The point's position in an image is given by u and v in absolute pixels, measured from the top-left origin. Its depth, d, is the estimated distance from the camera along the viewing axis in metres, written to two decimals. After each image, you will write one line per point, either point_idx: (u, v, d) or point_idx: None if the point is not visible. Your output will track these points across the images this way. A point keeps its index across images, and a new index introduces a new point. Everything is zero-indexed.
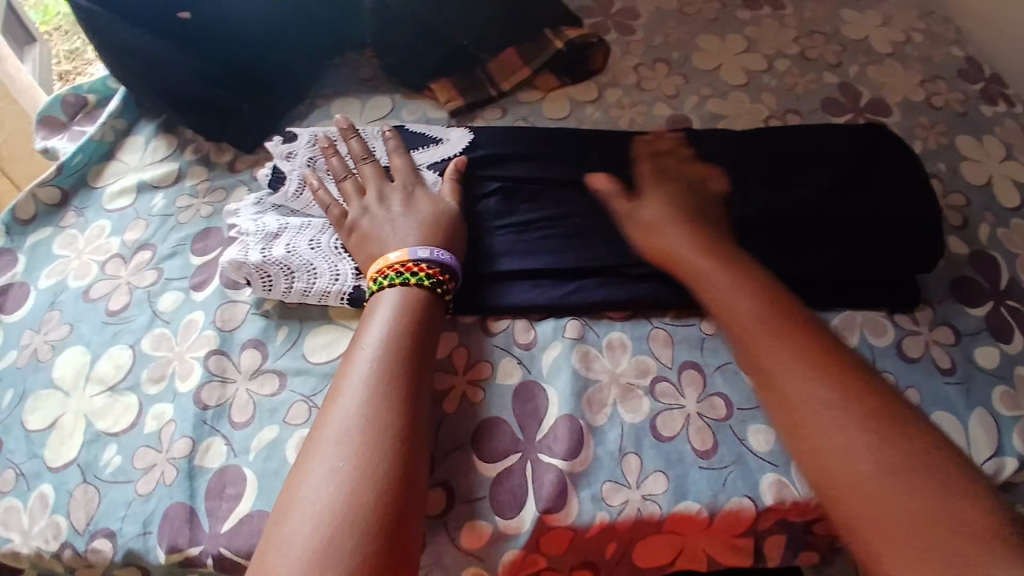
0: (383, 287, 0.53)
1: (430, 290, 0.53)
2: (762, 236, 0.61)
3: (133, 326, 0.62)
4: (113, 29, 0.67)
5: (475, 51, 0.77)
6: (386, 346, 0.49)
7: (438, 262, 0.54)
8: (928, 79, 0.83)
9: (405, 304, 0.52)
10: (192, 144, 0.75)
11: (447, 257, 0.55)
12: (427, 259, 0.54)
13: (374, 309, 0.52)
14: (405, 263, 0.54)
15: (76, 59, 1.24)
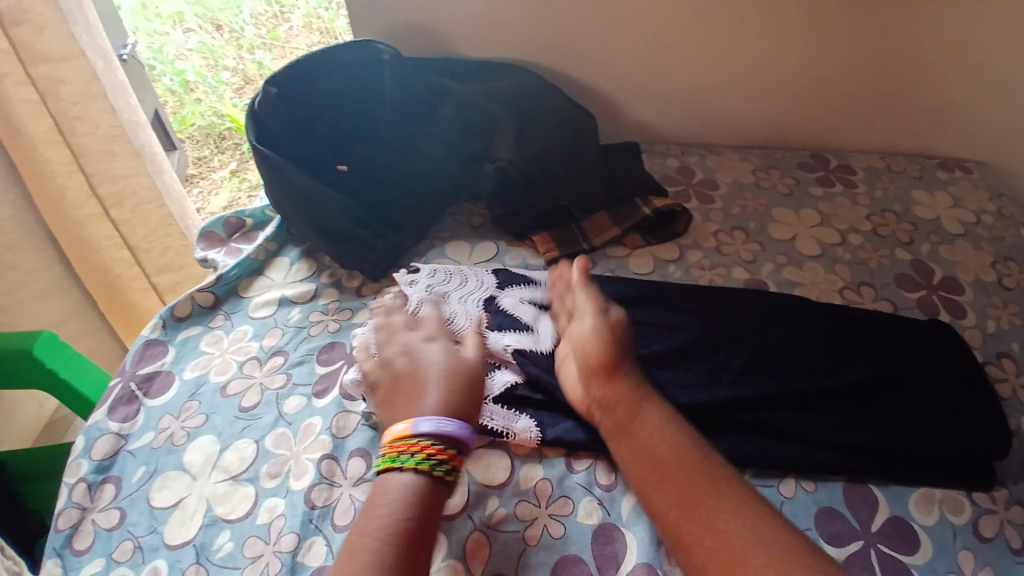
0: (389, 466, 0.55)
1: (435, 475, 0.54)
2: (835, 408, 0.64)
3: (260, 423, 0.71)
4: (287, 172, 0.82)
5: (573, 211, 0.88)
6: (405, 512, 0.52)
7: (440, 436, 0.56)
8: (1000, 260, 0.86)
9: (410, 486, 0.53)
10: (328, 269, 0.88)
11: (450, 427, 0.57)
12: (430, 433, 0.56)
13: (383, 489, 0.54)
14: (411, 437, 0.55)
15: (203, 164, 1.59)
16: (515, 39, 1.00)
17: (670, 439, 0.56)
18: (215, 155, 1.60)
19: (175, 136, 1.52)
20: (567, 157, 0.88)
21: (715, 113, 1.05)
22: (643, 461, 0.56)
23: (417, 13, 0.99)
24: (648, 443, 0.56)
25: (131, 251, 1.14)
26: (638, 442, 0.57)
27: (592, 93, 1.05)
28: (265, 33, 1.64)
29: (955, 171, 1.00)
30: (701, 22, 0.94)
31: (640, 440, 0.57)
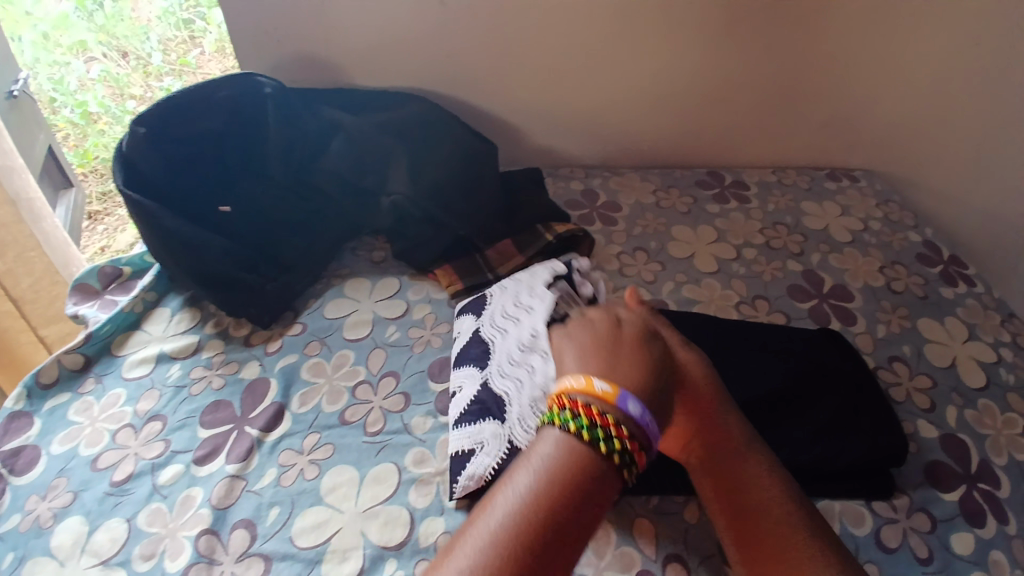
0: (563, 425, 0.41)
1: (606, 453, 0.39)
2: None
3: (133, 498, 0.64)
4: (160, 219, 0.76)
5: (475, 240, 0.86)
6: (559, 478, 0.38)
7: (642, 427, 0.42)
8: (887, 264, 0.90)
9: (563, 448, 0.39)
10: (213, 319, 0.82)
11: (652, 425, 0.43)
12: (632, 416, 0.42)
13: (539, 449, 0.40)
14: (603, 409, 0.41)
15: (107, 199, 1.49)
16: (411, 68, 0.98)
17: (752, 491, 0.48)
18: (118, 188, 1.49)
19: (72, 173, 1.40)
20: (465, 186, 0.87)
21: (616, 135, 1.06)
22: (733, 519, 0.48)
23: (304, 43, 0.95)
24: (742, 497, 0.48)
25: (15, 303, 1.10)
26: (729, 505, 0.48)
27: (493, 120, 1.04)
28: (175, 59, 1.49)
29: (842, 180, 1.06)
30: (592, 48, 0.95)
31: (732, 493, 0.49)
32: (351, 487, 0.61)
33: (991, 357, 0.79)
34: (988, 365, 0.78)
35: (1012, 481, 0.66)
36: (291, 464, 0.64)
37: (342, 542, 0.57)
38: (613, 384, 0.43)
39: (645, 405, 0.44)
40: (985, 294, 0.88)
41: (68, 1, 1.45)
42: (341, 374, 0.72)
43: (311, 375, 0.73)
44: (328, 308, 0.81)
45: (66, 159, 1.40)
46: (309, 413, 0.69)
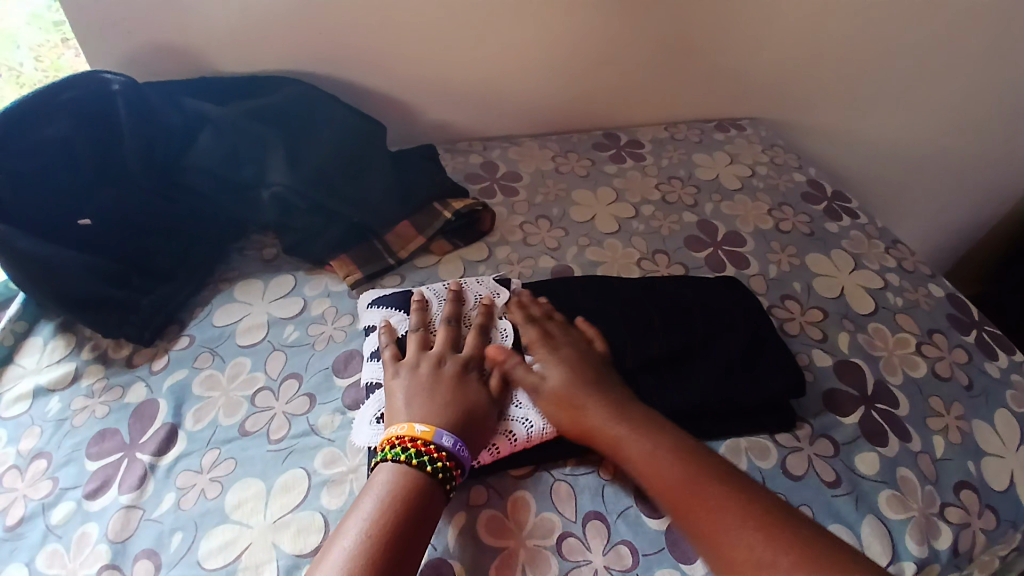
0: (395, 457, 0.55)
1: (432, 476, 0.54)
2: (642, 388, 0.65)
3: (29, 542, 0.58)
4: (11, 241, 0.69)
5: (371, 226, 0.83)
6: (402, 492, 0.52)
7: (455, 454, 0.55)
8: (775, 207, 0.94)
9: (399, 480, 0.53)
10: (91, 342, 0.75)
11: (465, 450, 0.56)
12: (447, 447, 0.55)
13: (376, 481, 0.54)
14: (428, 443, 0.55)
15: None
16: (283, 50, 0.91)
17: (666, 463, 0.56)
18: None
19: None
20: (352, 169, 0.84)
21: (509, 103, 1.04)
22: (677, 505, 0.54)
23: (159, 31, 0.87)
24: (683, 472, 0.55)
25: None
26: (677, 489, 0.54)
27: (381, 98, 1.00)
28: None
29: (730, 130, 1.09)
30: (472, 16, 0.92)
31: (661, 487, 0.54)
32: (259, 499, 0.58)
33: (878, 283, 0.85)
34: (875, 291, 0.84)
35: (902, 396, 0.72)
36: (191, 485, 0.60)
37: (254, 557, 0.54)
38: (436, 424, 0.57)
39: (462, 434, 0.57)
40: (869, 225, 0.94)
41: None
42: (237, 385, 0.68)
43: (204, 389, 0.68)
44: (217, 315, 0.76)
45: None
46: (205, 430, 0.64)
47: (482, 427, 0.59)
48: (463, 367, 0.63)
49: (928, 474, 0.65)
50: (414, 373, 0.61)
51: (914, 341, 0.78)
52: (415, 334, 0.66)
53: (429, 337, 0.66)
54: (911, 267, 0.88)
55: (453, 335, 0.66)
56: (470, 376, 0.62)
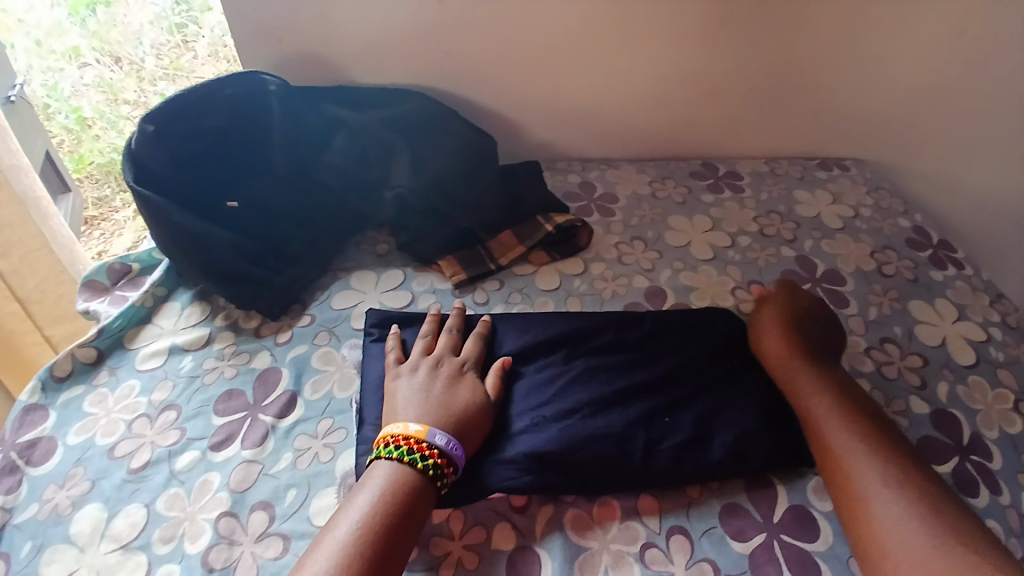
0: (390, 455, 0.57)
1: (426, 475, 0.57)
2: (696, 375, 0.69)
3: (150, 484, 0.65)
4: (170, 214, 0.78)
5: (477, 232, 0.88)
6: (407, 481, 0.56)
7: (449, 453, 0.58)
8: (878, 249, 0.93)
9: (396, 476, 0.56)
10: (223, 311, 0.84)
11: (460, 448, 0.59)
12: (441, 445, 0.58)
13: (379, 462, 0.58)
14: (421, 441, 0.58)
15: (103, 206, 1.57)
16: (408, 64, 0.99)
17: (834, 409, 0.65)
18: (115, 194, 1.57)
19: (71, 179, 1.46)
20: (464, 177, 0.89)
21: (610, 128, 1.08)
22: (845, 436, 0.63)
23: (304, 41, 0.97)
24: (840, 444, 0.62)
25: (21, 304, 1.19)
26: (838, 454, 0.61)
27: (492, 115, 1.06)
28: (168, 64, 1.45)
29: (833, 169, 1.08)
30: (587, 42, 0.97)
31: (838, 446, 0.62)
32: None
33: (982, 336, 0.81)
34: (979, 343, 0.81)
35: (1004, 453, 0.69)
36: (305, 448, 0.66)
37: None
38: (428, 423, 0.59)
39: (455, 435, 0.60)
40: (975, 276, 0.90)
41: (61, 8, 1.39)
42: (350, 362, 0.75)
43: (321, 363, 0.75)
44: (334, 299, 0.83)
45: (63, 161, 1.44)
46: (321, 400, 0.71)
47: (471, 429, 0.61)
48: (458, 368, 0.67)
49: (1018, 528, 0.63)
50: (411, 370, 0.66)
51: (1018, 399, 0.75)
52: (445, 335, 0.72)
53: (433, 342, 0.71)
54: (1018, 324, 0.84)
55: (455, 340, 0.71)
56: (464, 376, 0.66)
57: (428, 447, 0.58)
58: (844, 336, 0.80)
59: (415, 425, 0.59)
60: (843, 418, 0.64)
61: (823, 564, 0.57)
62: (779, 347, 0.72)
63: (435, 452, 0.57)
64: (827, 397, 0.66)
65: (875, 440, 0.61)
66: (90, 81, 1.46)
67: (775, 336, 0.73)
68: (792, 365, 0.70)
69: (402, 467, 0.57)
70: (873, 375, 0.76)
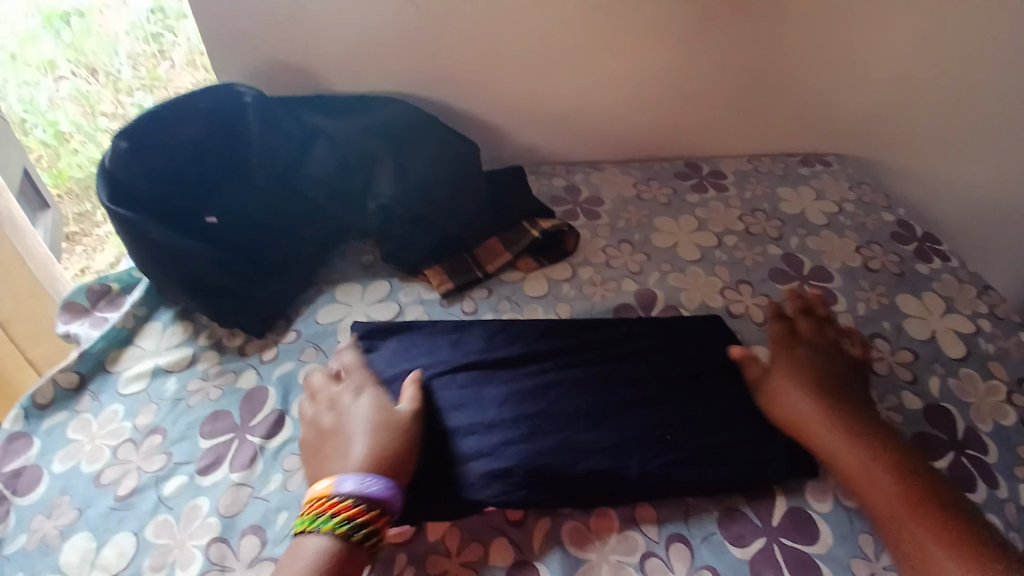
0: (308, 528, 0.54)
1: (354, 531, 0.54)
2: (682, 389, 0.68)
3: (138, 511, 0.64)
4: (147, 231, 0.77)
5: (464, 240, 0.88)
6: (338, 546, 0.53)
7: (365, 496, 0.55)
8: (863, 245, 0.93)
9: (322, 542, 0.53)
10: (207, 330, 0.82)
11: (377, 487, 0.56)
12: (352, 493, 0.55)
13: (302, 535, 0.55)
14: (332, 498, 0.55)
15: (84, 220, 1.52)
16: (387, 72, 0.98)
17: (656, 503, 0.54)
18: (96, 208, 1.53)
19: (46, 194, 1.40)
20: (448, 183, 0.88)
21: (594, 130, 1.08)
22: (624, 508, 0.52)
23: (280, 50, 0.95)
24: None
25: None
26: None
27: (474, 121, 1.05)
28: (144, 74, 1.41)
29: (816, 165, 1.09)
30: (567, 45, 0.97)
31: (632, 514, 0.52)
32: None
33: (967, 328, 0.82)
34: (965, 336, 0.81)
35: (994, 445, 0.70)
36: (296, 469, 0.65)
37: None
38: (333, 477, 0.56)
39: (368, 476, 0.56)
40: (958, 268, 0.91)
41: (37, 18, 1.44)
42: None
43: (307, 380, 0.74)
44: (320, 314, 0.82)
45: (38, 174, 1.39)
46: None
47: None
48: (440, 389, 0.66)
49: (1014, 521, 0.63)
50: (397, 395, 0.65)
51: (1006, 390, 0.75)
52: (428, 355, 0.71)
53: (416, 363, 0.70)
54: (1004, 315, 0.85)
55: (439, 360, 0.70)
56: None
57: (339, 500, 0.54)
58: None
59: (322, 486, 0.56)
60: None
61: (823, 567, 0.57)
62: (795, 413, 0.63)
63: (348, 501, 0.54)
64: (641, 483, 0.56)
65: None
66: (67, 93, 1.45)
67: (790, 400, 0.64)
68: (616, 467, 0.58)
69: (329, 535, 0.54)
70: None
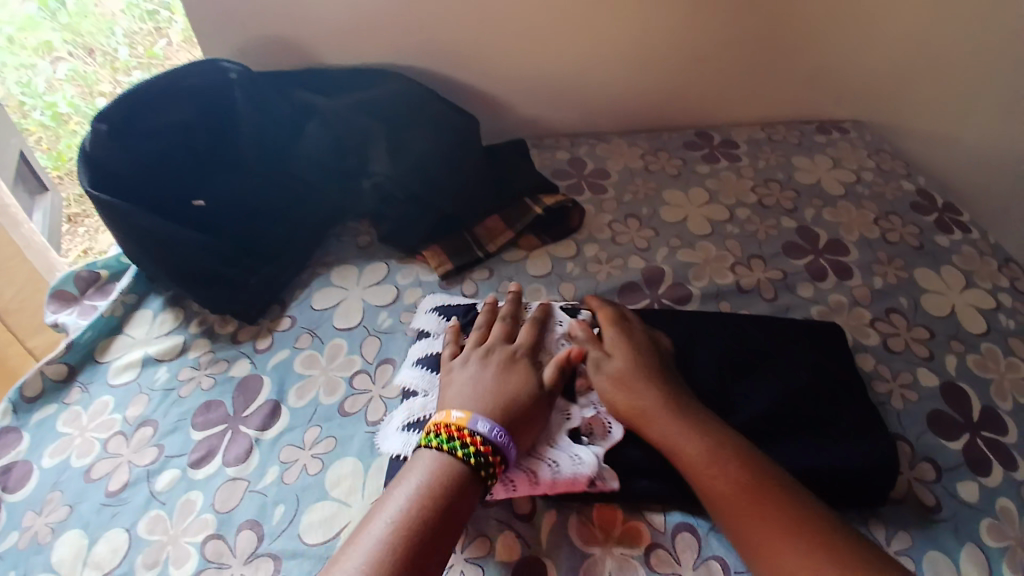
0: (430, 445, 0.53)
1: (467, 464, 0.52)
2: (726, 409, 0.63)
3: (130, 507, 0.62)
4: (134, 217, 0.73)
5: (463, 218, 0.84)
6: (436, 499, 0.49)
7: (491, 440, 0.53)
8: (881, 216, 0.89)
9: (437, 472, 0.51)
10: (198, 317, 0.79)
11: (503, 434, 0.54)
12: (482, 431, 0.53)
13: (406, 474, 0.52)
14: (462, 428, 0.53)
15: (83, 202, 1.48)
16: (381, 43, 0.93)
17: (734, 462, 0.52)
18: None
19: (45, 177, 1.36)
20: (448, 163, 0.84)
21: (600, 100, 1.03)
22: (717, 504, 0.51)
23: (271, 26, 0.91)
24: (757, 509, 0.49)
25: None
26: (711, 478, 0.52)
27: (475, 94, 1.01)
28: (141, 52, 1.36)
29: (833, 133, 1.03)
30: (573, 13, 0.92)
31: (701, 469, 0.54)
32: (356, 478, 0.60)
33: (990, 303, 0.78)
34: (988, 311, 0.77)
35: (1017, 426, 0.66)
36: (293, 460, 0.63)
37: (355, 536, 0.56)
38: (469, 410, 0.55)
39: (498, 423, 0.54)
40: (981, 240, 0.87)
41: (31, 3, 1.34)
42: (335, 366, 0.71)
43: (304, 367, 0.71)
44: (315, 299, 0.79)
45: (38, 160, 1.36)
46: (307, 407, 0.67)
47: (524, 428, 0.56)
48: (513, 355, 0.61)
49: None
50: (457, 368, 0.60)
51: None
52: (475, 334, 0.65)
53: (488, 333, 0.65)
54: None
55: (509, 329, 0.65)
56: (519, 365, 0.60)
57: (470, 434, 0.53)
58: (850, 308, 0.77)
59: (457, 413, 0.55)
60: (705, 456, 0.53)
61: None
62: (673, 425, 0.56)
63: (477, 438, 0.52)
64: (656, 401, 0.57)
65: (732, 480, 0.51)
66: (65, 75, 1.39)
67: (654, 397, 0.58)
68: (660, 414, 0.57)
69: (451, 460, 0.52)
70: (878, 348, 0.73)
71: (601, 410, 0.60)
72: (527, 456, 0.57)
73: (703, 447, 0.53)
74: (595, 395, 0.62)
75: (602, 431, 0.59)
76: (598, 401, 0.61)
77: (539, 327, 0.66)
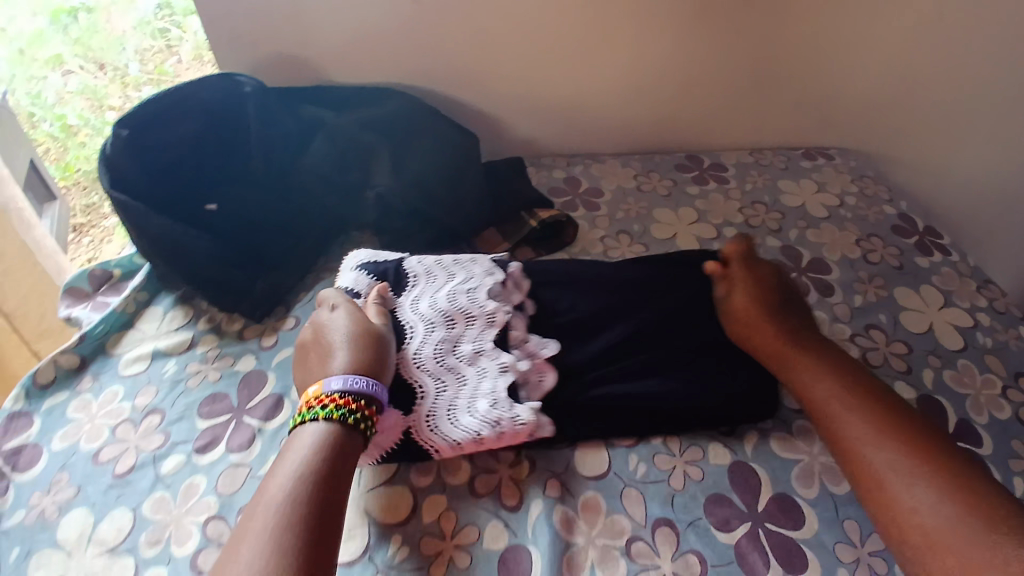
0: (306, 419, 0.57)
1: (348, 423, 0.57)
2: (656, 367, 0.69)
3: (136, 489, 0.65)
4: (147, 219, 0.78)
5: (462, 232, 0.89)
6: (318, 471, 0.53)
7: (350, 391, 0.58)
8: (863, 237, 0.93)
9: (319, 446, 0.55)
10: (207, 315, 0.83)
11: (361, 385, 0.59)
12: (339, 389, 0.58)
13: (293, 449, 0.55)
14: (320, 396, 0.58)
15: (92, 213, 1.52)
16: (388, 65, 0.99)
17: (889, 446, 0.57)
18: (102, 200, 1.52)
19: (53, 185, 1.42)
20: (448, 178, 0.89)
21: (594, 123, 1.08)
22: (867, 493, 0.57)
23: (284, 45, 0.96)
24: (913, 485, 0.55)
25: None
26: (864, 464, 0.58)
27: (476, 113, 1.06)
28: (152, 70, 1.42)
29: (817, 159, 1.08)
30: (570, 41, 0.97)
31: (845, 446, 0.60)
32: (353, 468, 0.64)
33: (967, 322, 0.82)
34: (964, 329, 0.81)
35: (990, 437, 0.69)
36: None
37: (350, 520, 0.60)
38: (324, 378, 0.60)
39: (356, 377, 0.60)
40: (960, 262, 0.91)
41: (43, 17, 1.40)
42: None
43: None
44: None
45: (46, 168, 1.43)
46: None
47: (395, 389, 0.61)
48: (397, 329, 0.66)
49: None
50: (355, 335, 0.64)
51: (1002, 383, 0.75)
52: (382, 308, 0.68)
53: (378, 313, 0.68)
54: (1004, 309, 0.84)
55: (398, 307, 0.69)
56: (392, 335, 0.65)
57: (329, 396, 0.58)
58: (830, 323, 0.80)
59: (313, 387, 0.59)
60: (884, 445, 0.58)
61: (808, 551, 0.58)
62: (816, 395, 0.64)
63: (336, 397, 0.58)
64: (826, 395, 0.63)
65: (900, 461, 0.56)
66: (75, 88, 1.45)
67: (813, 380, 0.65)
68: (834, 407, 0.62)
69: (329, 426, 0.56)
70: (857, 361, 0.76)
71: (533, 367, 0.67)
72: (466, 420, 0.62)
73: (866, 434, 0.59)
74: (528, 349, 0.69)
75: (536, 385, 0.66)
76: (533, 354, 0.68)
77: (460, 290, 0.72)
